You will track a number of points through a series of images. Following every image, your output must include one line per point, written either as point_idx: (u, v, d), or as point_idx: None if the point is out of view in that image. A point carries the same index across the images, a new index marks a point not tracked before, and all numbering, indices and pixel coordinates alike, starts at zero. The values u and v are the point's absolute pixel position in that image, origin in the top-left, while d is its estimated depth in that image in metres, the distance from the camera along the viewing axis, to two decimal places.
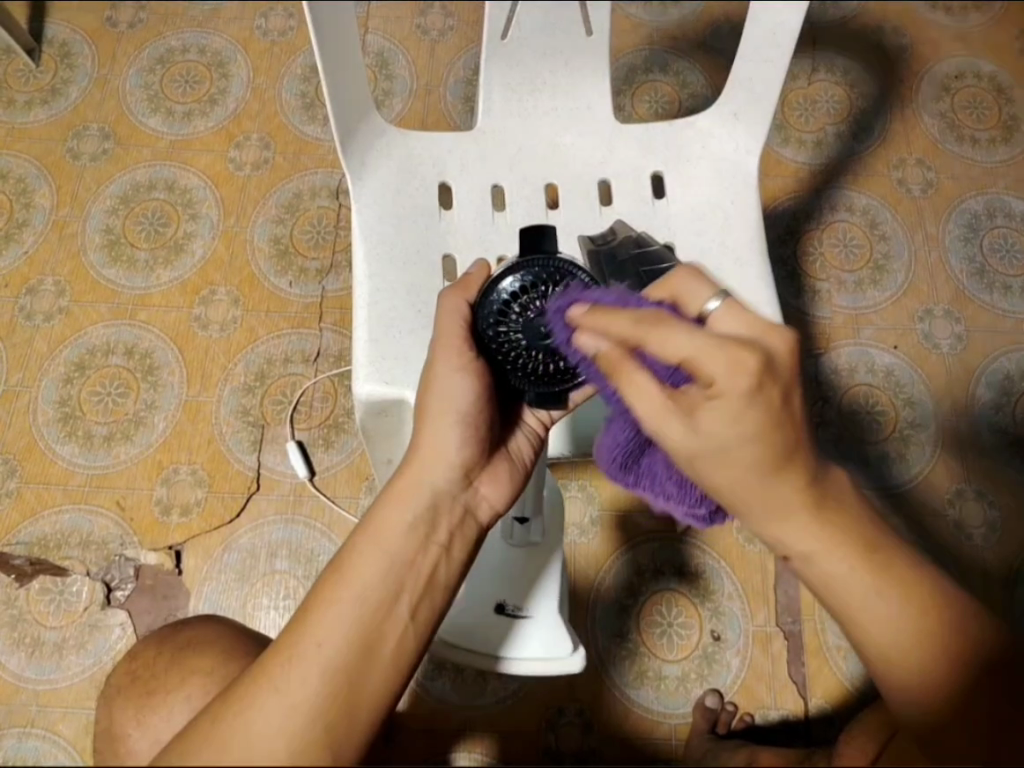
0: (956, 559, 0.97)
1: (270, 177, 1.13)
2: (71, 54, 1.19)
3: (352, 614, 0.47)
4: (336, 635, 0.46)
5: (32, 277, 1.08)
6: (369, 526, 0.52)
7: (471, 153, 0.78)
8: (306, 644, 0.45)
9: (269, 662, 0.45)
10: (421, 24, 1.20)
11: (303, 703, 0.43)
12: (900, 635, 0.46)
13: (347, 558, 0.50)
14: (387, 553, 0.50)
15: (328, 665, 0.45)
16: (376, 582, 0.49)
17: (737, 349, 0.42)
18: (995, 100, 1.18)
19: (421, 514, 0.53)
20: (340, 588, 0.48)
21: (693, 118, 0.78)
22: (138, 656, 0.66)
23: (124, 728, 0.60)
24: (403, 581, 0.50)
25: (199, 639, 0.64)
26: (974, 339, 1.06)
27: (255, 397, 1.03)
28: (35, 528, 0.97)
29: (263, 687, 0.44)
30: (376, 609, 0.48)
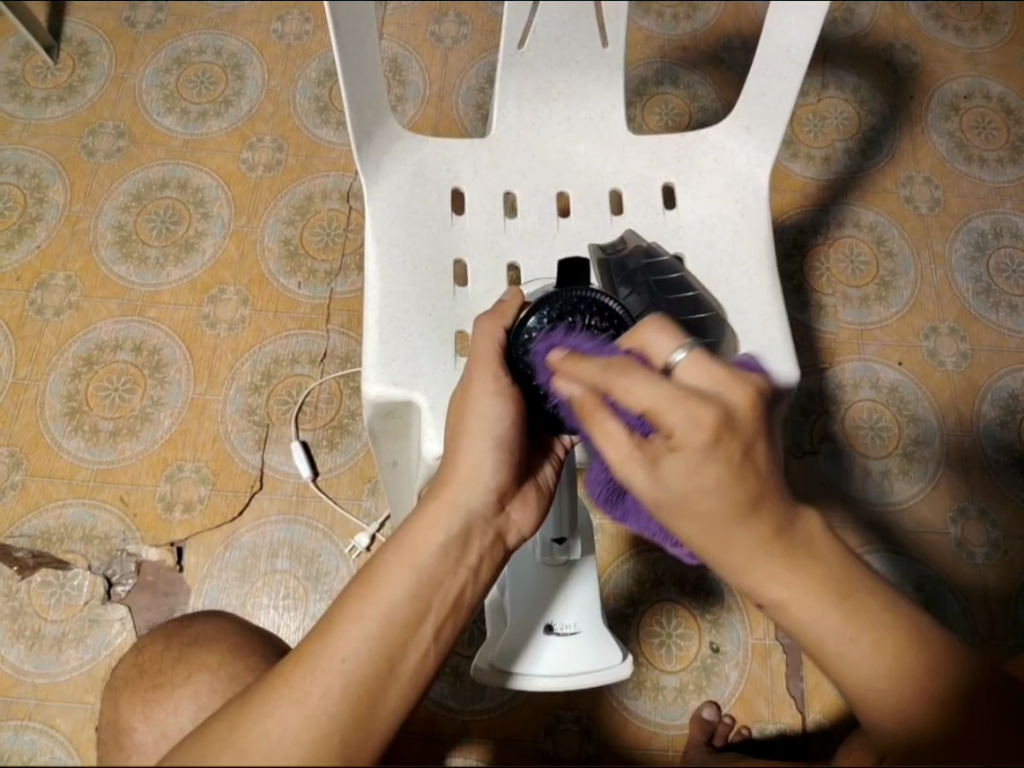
0: (957, 577, 0.97)
1: (282, 179, 1.14)
2: (89, 52, 1.20)
3: (377, 631, 0.47)
4: (356, 650, 0.46)
5: (43, 271, 1.08)
6: (398, 542, 0.51)
7: (484, 161, 0.78)
8: (328, 659, 0.45)
9: (290, 673, 0.45)
10: (435, 31, 1.21)
11: (321, 717, 0.43)
12: (874, 677, 0.44)
13: (373, 572, 0.50)
14: (415, 570, 0.49)
15: (347, 680, 0.45)
16: (399, 599, 0.48)
17: (695, 404, 0.42)
18: (1003, 120, 1.19)
19: (456, 533, 0.52)
20: (365, 604, 0.47)
21: (704, 132, 0.79)
22: (146, 649, 0.65)
23: (128, 721, 0.60)
24: (428, 600, 0.49)
25: (207, 635, 0.65)
26: (979, 357, 1.07)
27: (261, 397, 1.04)
28: (39, 521, 0.98)
29: (277, 699, 0.44)
30: (398, 627, 0.47)
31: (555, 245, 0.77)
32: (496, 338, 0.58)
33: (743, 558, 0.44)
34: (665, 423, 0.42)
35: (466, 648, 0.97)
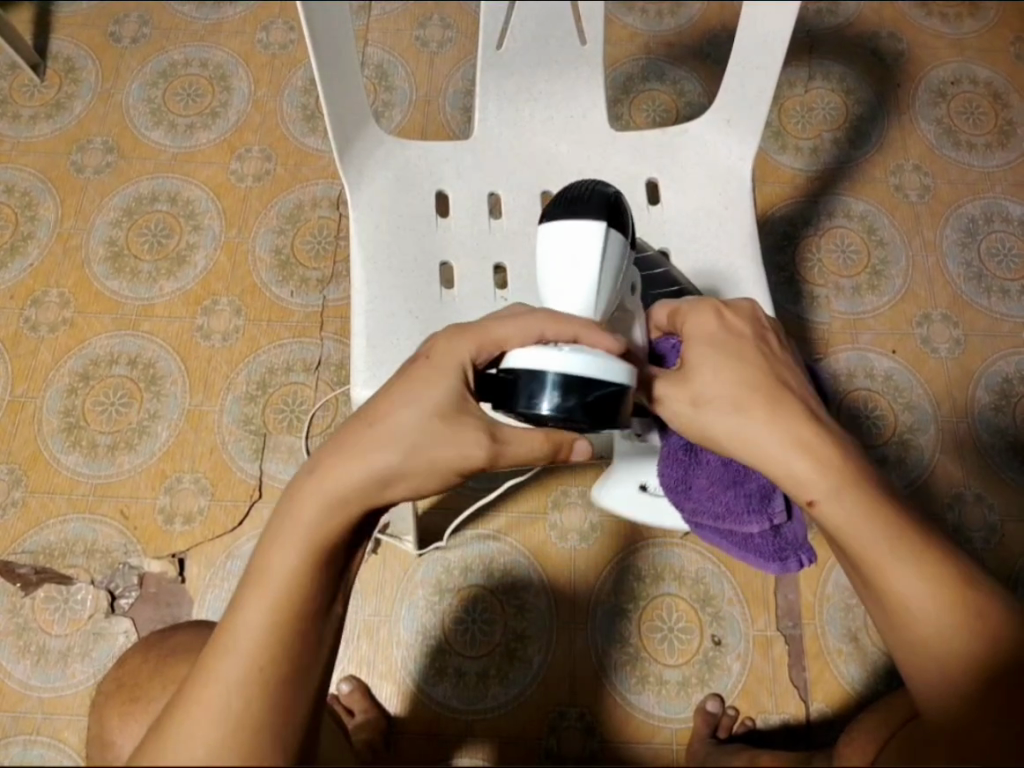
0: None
1: (272, 188, 1.14)
2: (75, 68, 1.20)
3: (275, 623, 0.45)
4: (253, 649, 0.44)
5: (37, 288, 1.09)
6: (278, 531, 0.47)
7: (467, 163, 0.79)
8: (229, 667, 0.43)
9: (192, 692, 0.43)
10: (420, 35, 1.21)
11: (232, 715, 0.42)
12: (921, 613, 0.51)
13: (257, 566, 0.47)
14: (300, 549, 0.47)
15: (251, 681, 0.43)
16: (292, 583, 0.46)
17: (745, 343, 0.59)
18: (991, 105, 1.19)
19: (343, 502, 0.48)
20: (258, 601, 0.45)
21: (685, 126, 0.79)
22: (127, 663, 0.67)
23: (109, 736, 0.61)
24: (320, 578, 0.47)
25: (185, 643, 0.65)
26: (972, 343, 1.06)
27: (257, 407, 1.04)
28: (40, 537, 0.98)
29: (189, 711, 0.42)
30: (292, 610, 0.45)
31: (539, 244, 0.76)
32: (467, 359, 0.53)
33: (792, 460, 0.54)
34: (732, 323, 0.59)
35: (466, 649, 0.98)
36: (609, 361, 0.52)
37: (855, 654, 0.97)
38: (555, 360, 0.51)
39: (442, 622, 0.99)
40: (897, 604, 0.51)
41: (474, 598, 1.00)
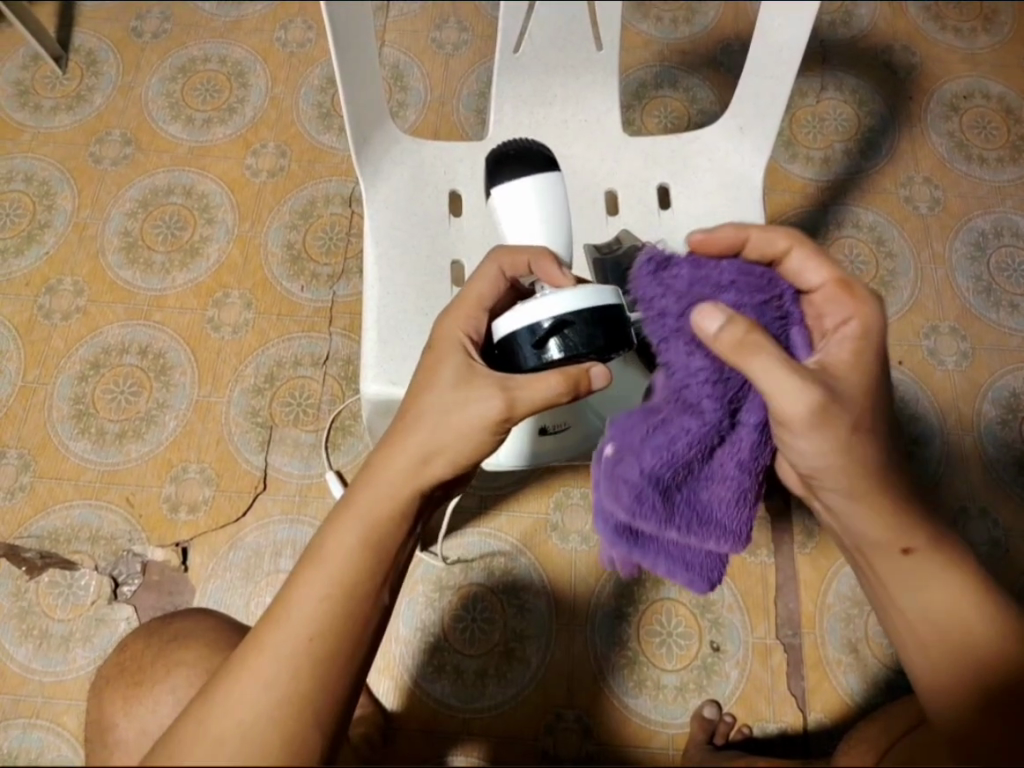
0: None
1: (285, 184, 1.15)
2: (96, 61, 1.22)
3: (330, 593, 0.49)
4: (309, 618, 0.48)
5: (51, 277, 1.10)
6: (341, 513, 0.52)
7: (481, 164, 0.80)
8: (283, 631, 0.47)
9: (249, 651, 0.47)
10: (436, 38, 1.23)
11: (279, 686, 0.46)
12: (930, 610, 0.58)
13: (316, 546, 0.51)
14: (355, 535, 0.51)
15: (302, 646, 0.47)
16: (344, 565, 0.50)
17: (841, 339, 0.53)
18: (1004, 120, 1.19)
19: (394, 491, 0.53)
20: (315, 571, 0.50)
21: (698, 132, 0.80)
22: (127, 648, 0.67)
23: (112, 719, 0.62)
24: (371, 563, 0.51)
25: (186, 631, 0.66)
26: (980, 356, 1.06)
27: (265, 399, 1.05)
28: (47, 522, 0.99)
29: (241, 676, 0.46)
30: (344, 592, 0.49)
31: None
32: (462, 336, 0.57)
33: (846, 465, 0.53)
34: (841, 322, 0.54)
35: (465, 647, 0.98)
36: (594, 289, 0.54)
37: (855, 664, 0.97)
38: (557, 302, 0.54)
39: (442, 620, 0.99)
40: (923, 609, 0.58)
41: (474, 597, 1.00)
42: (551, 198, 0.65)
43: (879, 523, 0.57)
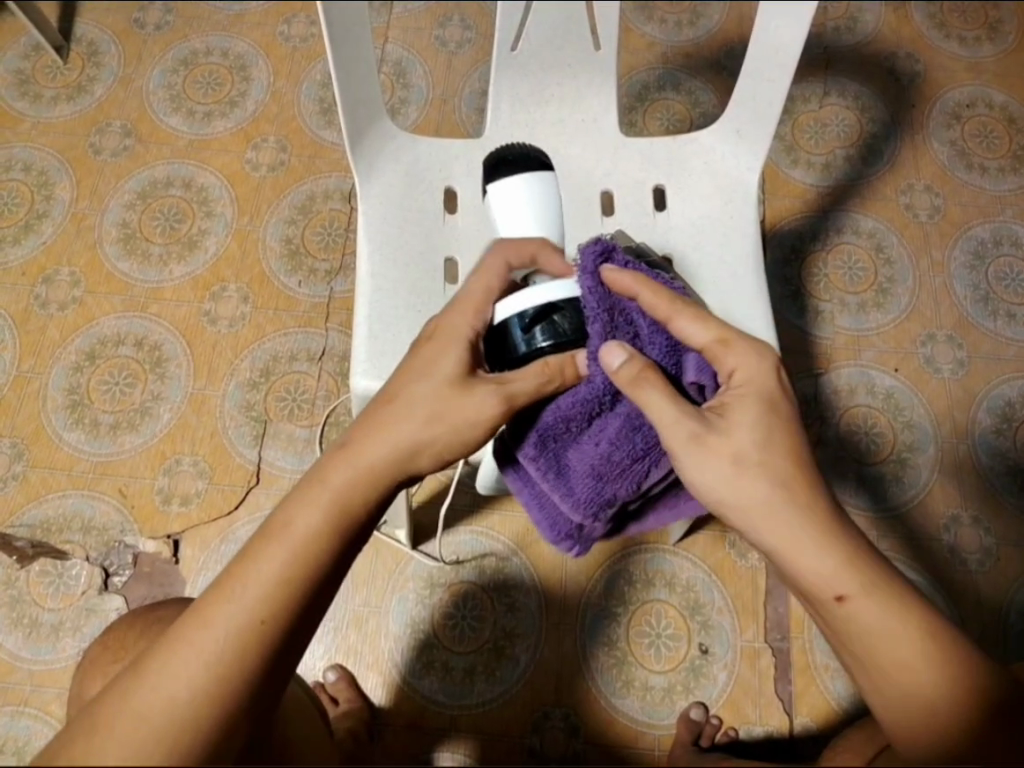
0: (951, 588, 0.96)
1: (285, 179, 1.15)
2: (98, 52, 1.22)
3: (284, 571, 0.48)
4: (260, 594, 0.47)
5: (49, 267, 1.10)
6: (307, 490, 0.51)
7: (477, 163, 0.80)
8: (233, 602, 0.46)
9: (197, 615, 0.46)
10: (439, 35, 1.22)
11: (220, 666, 0.44)
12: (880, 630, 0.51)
13: (280, 519, 0.50)
14: (324, 513, 0.50)
15: (250, 619, 0.46)
16: (308, 544, 0.49)
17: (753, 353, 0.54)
18: (1006, 130, 1.19)
19: (372, 472, 0.52)
20: (273, 545, 0.48)
21: (695, 135, 0.80)
22: (112, 634, 0.67)
23: (93, 698, 0.62)
24: (330, 547, 0.50)
25: (176, 614, 0.66)
26: (976, 365, 1.06)
27: (259, 393, 1.05)
28: (39, 511, 0.99)
29: (182, 646, 0.45)
30: (303, 573, 0.48)
31: None
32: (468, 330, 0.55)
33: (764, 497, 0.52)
34: (728, 363, 0.53)
35: (454, 644, 0.98)
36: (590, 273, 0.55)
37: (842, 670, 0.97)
38: (558, 288, 0.54)
39: (432, 616, 0.99)
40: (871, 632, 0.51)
41: (465, 594, 1.00)
42: (545, 189, 0.65)
43: (814, 552, 0.51)
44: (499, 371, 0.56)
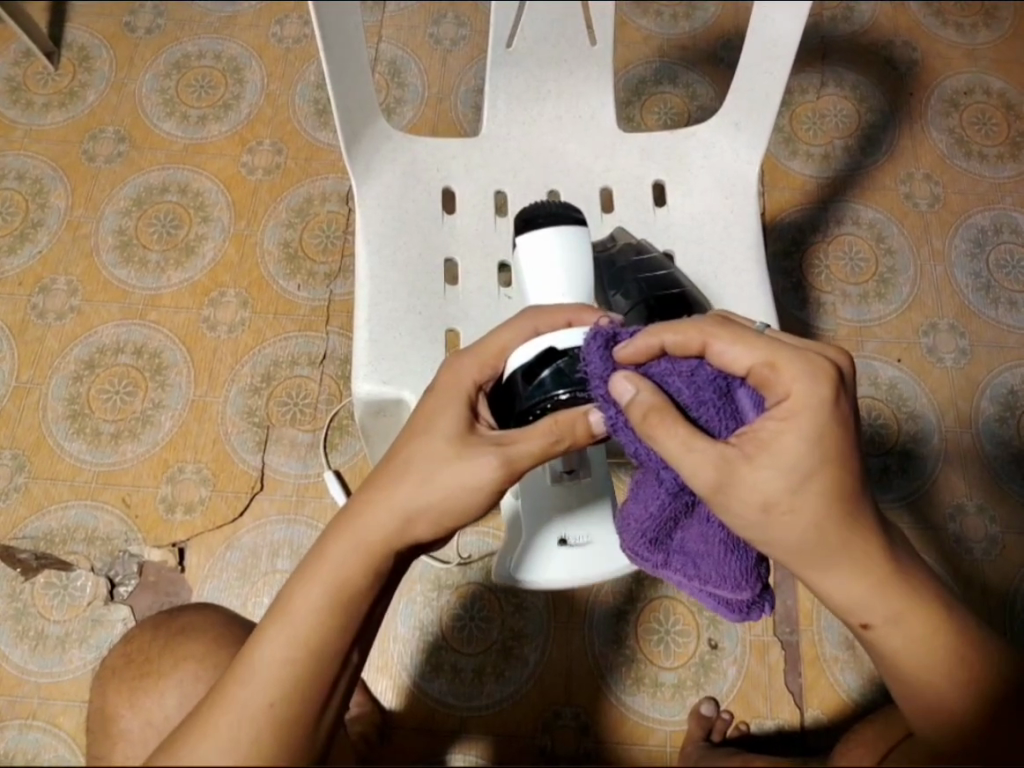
0: (959, 577, 0.96)
1: (281, 182, 1.15)
2: (89, 58, 1.21)
3: (289, 646, 0.49)
4: (272, 673, 0.48)
5: (45, 276, 1.10)
6: (308, 567, 0.52)
7: (475, 161, 0.79)
8: (244, 685, 0.48)
9: (212, 702, 0.47)
10: (433, 33, 1.22)
11: (245, 743, 0.45)
12: (900, 640, 0.55)
13: (285, 601, 0.51)
14: (323, 588, 0.51)
15: (263, 698, 0.47)
16: (314, 619, 0.50)
17: (803, 365, 0.50)
18: (1004, 116, 1.18)
19: (370, 545, 0.53)
20: (281, 622, 0.50)
21: (694, 129, 0.79)
22: (134, 640, 0.67)
23: (114, 709, 0.61)
24: (341, 616, 0.51)
25: (193, 626, 0.66)
26: (978, 354, 1.06)
27: (261, 398, 1.05)
28: (42, 522, 0.99)
29: (204, 731, 0.45)
30: (312, 650, 0.49)
31: None
32: (472, 384, 0.57)
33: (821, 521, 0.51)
34: (783, 383, 0.50)
35: (462, 646, 0.98)
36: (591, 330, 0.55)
37: (852, 662, 0.97)
38: (559, 338, 0.55)
39: (439, 619, 0.99)
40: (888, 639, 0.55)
41: (471, 597, 1.00)
42: (573, 254, 0.63)
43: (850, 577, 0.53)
44: (504, 424, 0.57)
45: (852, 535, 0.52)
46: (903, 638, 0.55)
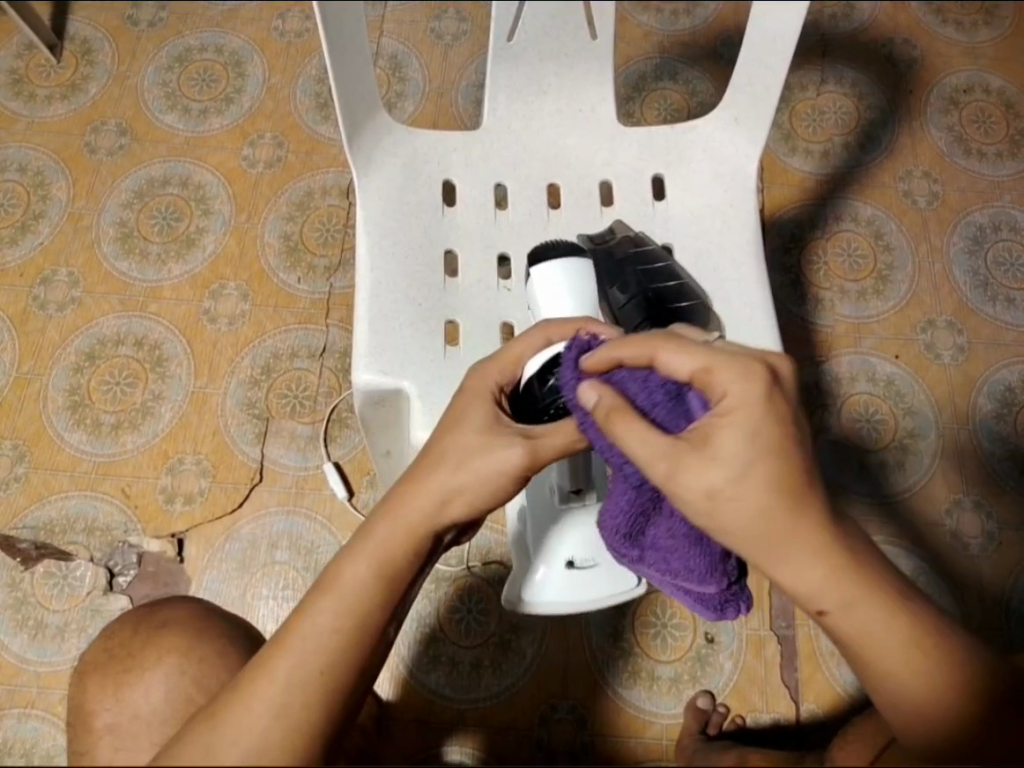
0: (947, 578, 0.96)
1: (283, 175, 1.15)
2: (91, 50, 1.21)
3: (332, 623, 0.49)
4: (315, 649, 0.48)
5: (47, 267, 1.10)
6: (354, 543, 0.52)
7: (476, 154, 0.79)
8: (284, 657, 0.47)
9: (252, 675, 0.47)
10: (435, 28, 1.22)
11: (289, 720, 0.45)
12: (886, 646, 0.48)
13: (328, 575, 0.51)
14: (369, 565, 0.51)
15: (304, 674, 0.47)
16: (358, 597, 0.50)
17: (749, 363, 0.46)
18: (1003, 115, 1.19)
19: (411, 525, 0.53)
20: (325, 597, 0.50)
21: (693, 124, 0.79)
22: (114, 634, 0.64)
23: (96, 704, 0.60)
24: (385, 595, 0.51)
25: (174, 619, 0.64)
26: (976, 351, 1.06)
27: (261, 391, 1.05)
28: (42, 512, 0.99)
29: (246, 703, 0.46)
30: (356, 629, 0.49)
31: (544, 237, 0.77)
32: (495, 387, 0.57)
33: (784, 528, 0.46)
34: (719, 385, 0.47)
35: (462, 638, 0.98)
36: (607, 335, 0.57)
37: None
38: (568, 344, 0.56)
39: (437, 611, 0.99)
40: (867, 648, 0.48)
41: (470, 590, 1.00)
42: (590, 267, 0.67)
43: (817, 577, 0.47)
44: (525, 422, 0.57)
45: (822, 546, 0.47)
46: (894, 662, 0.48)
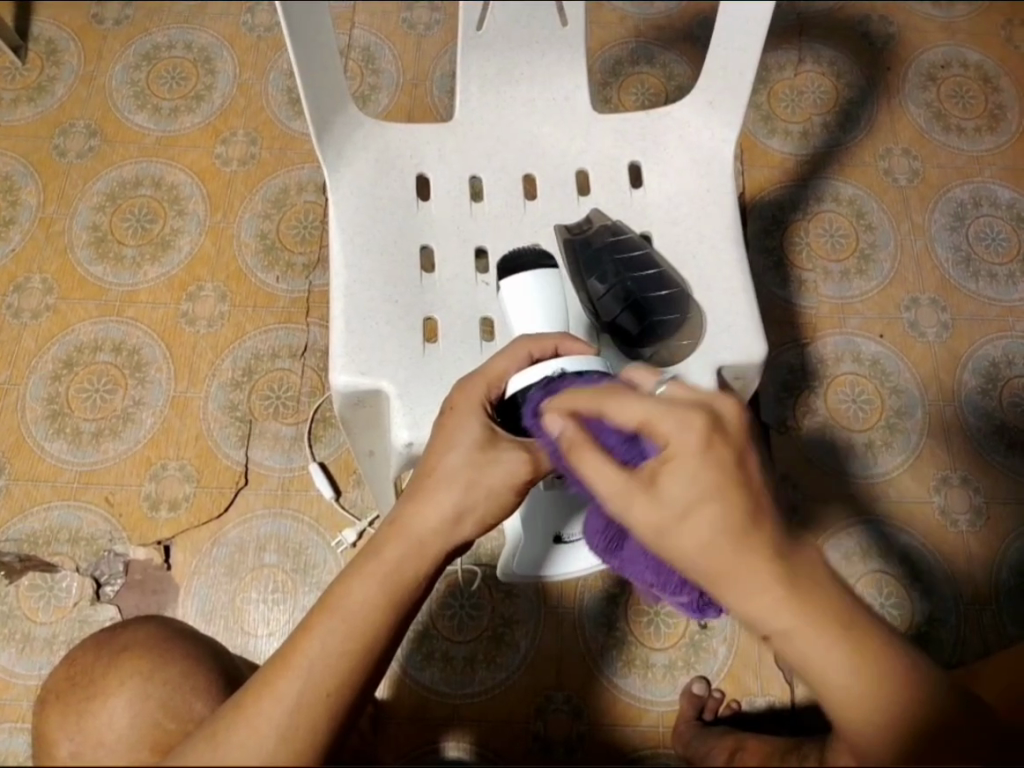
0: (925, 580, 0.96)
1: (257, 173, 1.13)
2: (57, 50, 1.19)
3: (339, 643, 0.48)
4: (321, 670, 0.47)
5: (19, 275, 1.08)
6: (359, 564, 0.51)
7: (450, 146, 0.78)
8: (288, 678, 0.47)
9: (253, 694, 0.46)
10: (407, 18, 1.20)
11: (293, 741, 0.45)
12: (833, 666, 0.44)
13: (333, 593, 0.50)
14: (378, 584, 0.50)
15: (307, 696, 0.46)
16: (362, 617, 0.49)
17: (688, 412, 0.44)
18: (981, 89, 1.18)
19: (422, 546, 0.52)
20: (328, 615, 0.49)
21: (668, 109, 0.78)
22: (76, 661, 0.63)
23: (53, 734, 0.58)
24: (387, 616, 0.50)
25: (137, 642, 0.63)
26: (960, 327, 1.06)
27: (244, 393, 1.04)
28: (25, 525, 0.98)
29: (249, 723, 0.45)
30: (360, 650, 0.49)
31: (520, 227, 0.76)
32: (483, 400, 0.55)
33: (739, 558, 0.43)
34: (662, 432, 0.44)
35: (455, 634, 0.98)
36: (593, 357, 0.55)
37: None
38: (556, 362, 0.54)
39: (430, 609, 0.98)
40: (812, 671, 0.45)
41: (463, 585, 0.99)
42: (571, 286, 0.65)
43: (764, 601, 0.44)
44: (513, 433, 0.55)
45: (770, 574, 0.43)
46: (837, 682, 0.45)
